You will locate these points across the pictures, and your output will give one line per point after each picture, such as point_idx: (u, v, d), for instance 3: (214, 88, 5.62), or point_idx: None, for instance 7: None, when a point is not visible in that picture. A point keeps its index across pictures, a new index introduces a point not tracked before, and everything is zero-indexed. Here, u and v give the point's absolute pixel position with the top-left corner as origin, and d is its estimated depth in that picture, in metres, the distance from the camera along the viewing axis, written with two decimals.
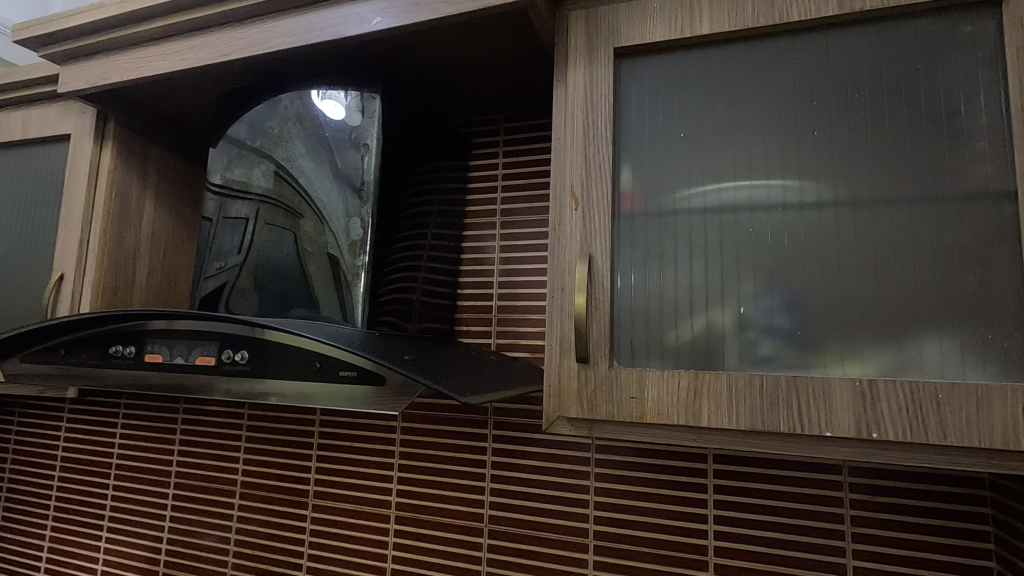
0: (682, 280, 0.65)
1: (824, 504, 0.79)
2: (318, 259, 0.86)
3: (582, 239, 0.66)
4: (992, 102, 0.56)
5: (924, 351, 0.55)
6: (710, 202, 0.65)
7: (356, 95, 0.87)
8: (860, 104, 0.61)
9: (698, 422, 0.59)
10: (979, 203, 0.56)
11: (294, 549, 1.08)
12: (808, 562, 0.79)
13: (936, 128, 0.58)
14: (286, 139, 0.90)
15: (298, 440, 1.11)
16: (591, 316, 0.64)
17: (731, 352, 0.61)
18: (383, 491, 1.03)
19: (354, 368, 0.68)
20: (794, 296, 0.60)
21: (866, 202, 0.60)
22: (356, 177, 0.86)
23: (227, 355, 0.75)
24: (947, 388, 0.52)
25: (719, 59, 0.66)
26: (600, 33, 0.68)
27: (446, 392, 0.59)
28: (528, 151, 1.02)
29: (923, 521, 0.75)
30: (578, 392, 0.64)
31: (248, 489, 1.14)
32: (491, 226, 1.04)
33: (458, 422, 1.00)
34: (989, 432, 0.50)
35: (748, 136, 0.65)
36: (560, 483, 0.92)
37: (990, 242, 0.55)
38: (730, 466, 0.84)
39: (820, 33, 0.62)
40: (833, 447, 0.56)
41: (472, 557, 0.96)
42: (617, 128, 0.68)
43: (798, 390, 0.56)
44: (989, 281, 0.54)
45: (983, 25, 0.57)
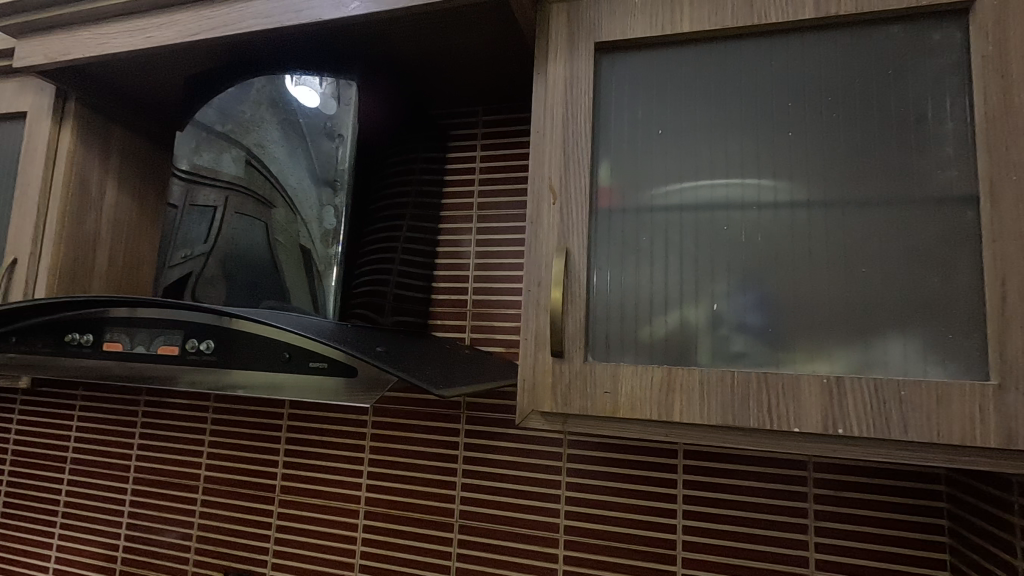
0: (658, 276, 0.65)
1: (790, 498, 0.81)
2: (290, 249, 0.84)
3: (560, 233, 0.66)
4: (958, 109, 0.57)
5: (888, 349, 0.57)
6: (686, 200, 0.66)
7: (332, 82, 0.86)
8: (833, 106, 0.62)
9: (670, 416, 0.59)
10: (943, 207, 0.57)
11: (259, 545, 1.06)
12: (772, 555, 0.80)
13: (905, 132, 0.60)
14: (257, 125, 0.87)
15: (265, 434, 1.09)
16: (567, 310, 0.64)
17: (704, 348, 0.62)
18: (351, 486, 1.02)
19: (324, 359, 0.66)
20: (766, 294, 0.61)
21: (836, 203, 0.61)
22: (331, 167, 0.85)
23: (191, 345, 0.72)
24: (909, 385, 0.53)
25: (698, 58, 0.67)
26: (581, 26, 0.68)
27: (419, 384, 0.59)
28: (506, 145, 1.02)
29: (882, 515, 0.77)
30: (552, 386, 0.63)
31: (212, 484, 1.11)
32: (467, 219, 1.03)
33: (430, 417, 0.99)
34: (947, 428, 0.52)
35: (724, 135, 0.66)
36: (531, 478, 0.92)
37: (952, 244, 0.56)
38: (699, 461, 0.85)
39: (797, 35, 0.63)
40: (800, 442, 0.57)
41: (441, 553, 0.95)
42: (596, 123, 0.68)
43: (769, 386, 0.57)
44: (951, 282, 0.56)
45: (951, 33, 0.58)
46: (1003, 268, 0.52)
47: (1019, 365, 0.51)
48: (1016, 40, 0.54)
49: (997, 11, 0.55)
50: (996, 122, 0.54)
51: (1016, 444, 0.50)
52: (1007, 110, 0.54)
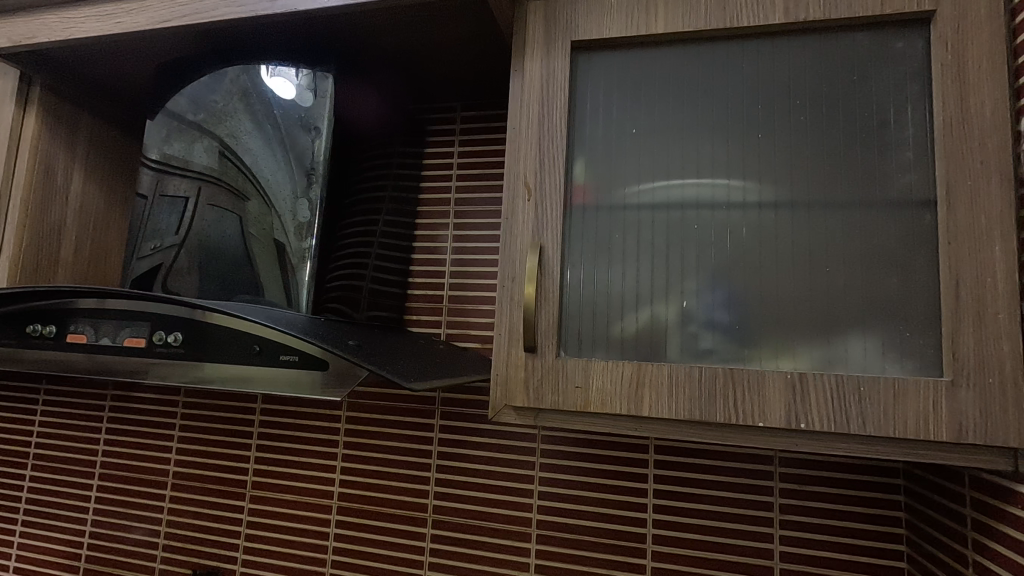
0: (630, 274, 0.66)
1: (757, 492, 0.83)
2: (264, 243, 0.83)
3: (534, 230, 0.66)
4: (918, 115, 0.59)
5: (850, 346, 0.59)
6: (658, 198, 0.67)
7: (310, 74, 0.85)
8: (801, 110, 0.64)
9: (639, 411, 0.60)
10: (903, 209, 0.59)
11: (229, 541, 1.05)
12: (738, 548, 0.82)
13: (868, 136, 0.61)
14: (230, 115, 0.86)
15: (237, 429, 1.07)
16: (540, 306, 0.65)
17: (674, 345, 0.63)
18: (324, 482, 1.01)
19: (296, 353, 0.66)
20: (734, 292, 0.63)
21: (802, 204, 0.63)
22: (306, 160, 0.85)
23: (158, 337, 0.71)
24: (868, 381, 0.55)
25: (672, 60, 0.68)
26: (557, 25, 0.69)
27: (391, 378, 0.59)
28: (484, 141, 1.02)
29: (844, 508, 0.80)
30: (525, 380, 0.64)
31: (181, 479, 1.09)
32: (444, 214, 1.02)
33: (404, 412, 0.99)
34: (903, 422, 0.54)
35: (696, 136, 0.67)
36: (505, 472, 0.93)
37: (911, 246, 0.58)
38: (670, 456, 0.86)
39: (768, 39, 0.65)
40: (765, 436, 0.58)
41: (414, 548, 0.95)
42: (572, 121, 0.69)
43: (734, 382, 0.58)
44: (909, 283, 0.58)
45: (913, 42, 0.60)
46: (957, 270, 0.54)
47: (970, 363, 0.53)
48: (972, 49, 0.56)
49: (955, 20, 0.57)
50: (953, 129, 0.56)
51: (966, 438, 0.52)
52: (963, 117, 0.56)
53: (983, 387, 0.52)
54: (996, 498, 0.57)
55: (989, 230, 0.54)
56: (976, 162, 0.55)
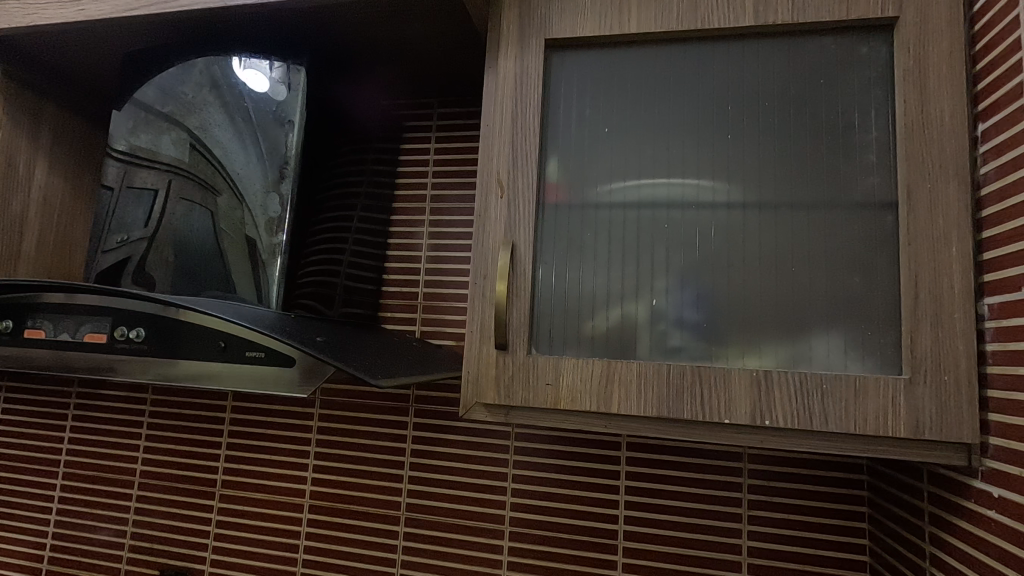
0: (601, 272, 0.67)
1: (726, 489, 0.84)
2: (234, 238, 0.82)
3: (506, 227, 0.66)
4: (882, 118, 0.61)
5: (814, 345, 0.60)
6: (629, 197, 0.67)
7: (283, 67, 0.84)
8: (770, 111, 0.65)
9: (608, 408, 0.61)
10: (866, 211, 0.60)
11: (197, 541, 1.03)
12: (708, 543, 0.83)
13: (834, 138, 0.63)
14: (200, 106, 0.84)
15: (207, 427, 1.05)
16: (511, 304, 0.65)
17: (644, 343, 0.63)
18: (296, 480, 1.00)
19: (263, 349, 0.65)
20: (703, 291, 0.63)
21: (770, 205, 0.64)
22: (278, 154, 0.83)
23: (120, 333, 0.70)
24: (830, 379, 0.56)
25: (645, 59, 0.68)
26: (531, 23, 0.69)
27: (357, 374, 0.59)
28: (461, 137, 1.02)
29: (810, 504, 0.82)
30: (495, 377, 0.64)
31: (149, 479, 1.07)
32: (419, 211, 1.02)
33: (378, 410, 0.98)
34: (864, 419, 0.55)
35: (667, 136, 0.67)
36: (478, 470, 0.93)
37: (874, 246, 0.60)
38: (642, 453, 0.87)
39: (738, 41, 0.65)
40: (730, 432, 0.59)
41: (386, 546, 0.95)
42: (545, 119, 0.69)
43: (701, 379, 0.59)
44: (872, 283, 0.59)
45: (877, 47, 0.62)
46: (916, 271, 0.56)
47: (927, 361, 0.54)
48: (933, 55, 0.58)
49: (917, 27, 0.58)
50: (914, 132, 0.57)
51: (923, 434, 0.53)
52: (924, 121, 0.57)
53: (939, 385, 0.54)
54: (952, 492, 0.59)
55: (947, 232, 0.55)
56: (936, 165, 0.56)
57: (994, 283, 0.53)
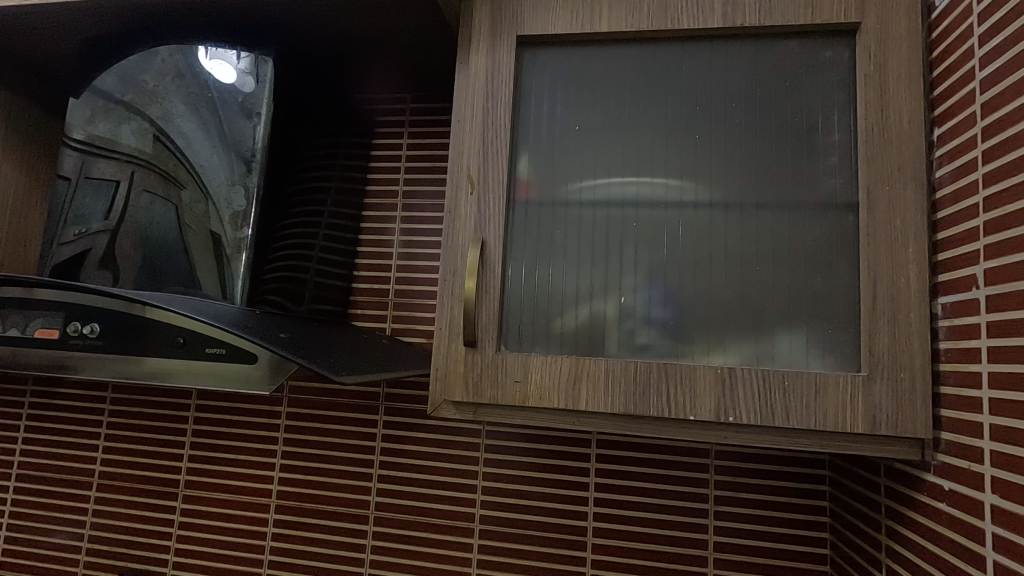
0: (570, 270, 0.67)
1: (693, 485, 0.85)
2: (198, 233, 0.80)
3: (476, 223, 0.66)
4: (844, 121, 0.62)
5: (777, 343, 0.61)
6: (599, 195, 0.68)
7: (250, 57, 0.82)
8: (737, 112, 0.66)
9: (575, 405, 0.61)
10: (828, 212, 0.62)
11: (159, 543, 1.00)
12: (675, 539, 0.85)
13: (798, 139, 0.64)
14: (162, 96, 0.81)
15: (169, 426, 1.02)
16: (480, 301, 0.64)
17: (612, 340, 0.64)
18: (262, 479, 0.98)
19: (223, 346, 0.64)
20: (670, 290, 0.64)
21: (736, 204, 0.65)
22: (245, 146, 0.81)
23: (73, 328, 0.67)
24: (792, 376, 0.57)
25: (616, 59, 0.68)
26: (503, 19, 0.69)
27: (320, 371, 0.58)
28: (434, 133, 1.01)
29: (774, 499, 0.83)
30: (463, 374, 0.64)
31: (108, 480, 1.04)
32: (391, 207, 1.00)
33: (347, 408, 0.96)
34: (823, 415, 0.56)
35: (637, 135, 0.68)
36: (449, 468, 0.92)
37: (835, 246, 0.61)
38: (612, 450, 0.88)
39: (707, 43, 0.66)
40: (695, 429, 0.60)
41: (354, 546, 0.93)
42: (516, 116, 0.69)
43: (668, 377, 0.60)
44: (833, 282, 0.61)
45: (840, 51, 0.63)
46: (875, 270, 0.57)
47: (884, 359, 0.56)
48: (893, 61, 0.59)
49: (878, 33, 0.60)
50: (874, 136, 0.59)
51: (879, 429, 0.55)
52: (883, 125, 0.59)
53: (895, 381, 0.55)
54: (907, 486, 0.60)
55: (904, 233, 0.57)
56: (895, 167, 0.58)
57: (947, 284, 0.55)
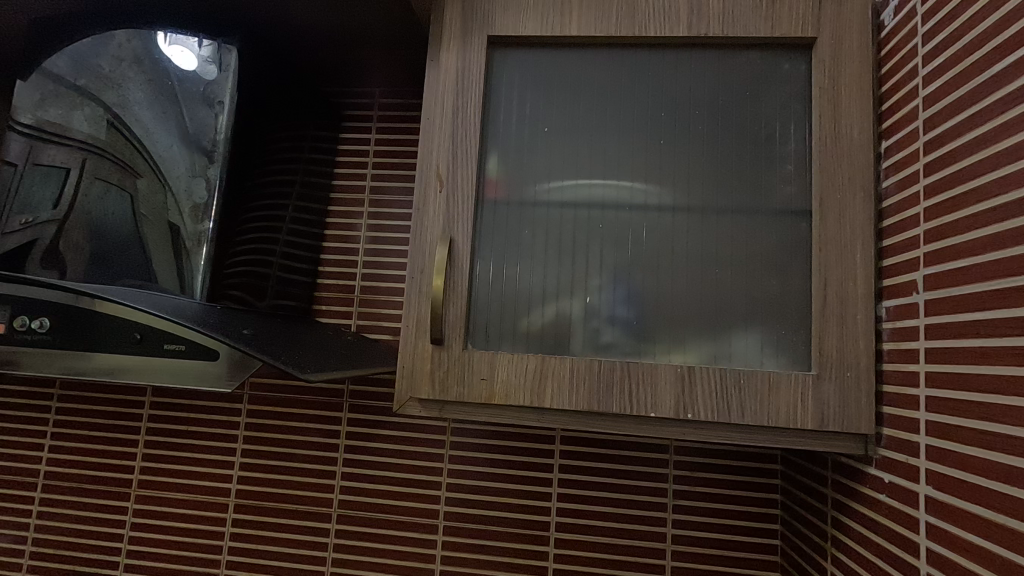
0: (537, 269, 0.68)
1: (654, 480, 0.88)
2: (156, 224, 0.77)
3: (445, 221, 0.66)
4: (800, 131, 0.65)
5: (734, 342, 0.63)
6: (567, 196, 0.69)
7: (212, 45, 0.80)
8: (700, 119, 0.68)
9: (540, 402, 0.62)
10: (784, 218, 0.65)
11: (110, 545, 0.97)
12: (635, 532, 0.87)
13: (757, 148, 0.66)
14: (119, 82, 0.78)
15: (122, 424, 0.99)
16: (448, 298, 0.64)
17: (577, 339, 0.65)
18: (220, 478, 0.96)
19: (182, 342, 0.63)
20: (634, 290, 0.66)
21: (698, 208, 0.67)
22: (207, 136, 0.80)
23: (20, 322, 0.65)
24: (748, 374, 0.60)
25: (585, 62, 0.70)
26: (474, 18, 0.69)
27: (285, 369, 0.57)
28: (403, 130, 1.00)
29: (729, 493, 0.86)
30: (430, 372, 0.64)
31: (54, 480, 0.99)
32: (358, 202, 0.99)
33: (310, 405, 0.95)
34: (776, 411, 0.59)
35: (604, 138, 0.69)
36: (414, 465, 0.92)
37: (789, 251, 0.64)
38: (575, 446, 0.89)
39: (673, 50, 0.68)
40: (656, 425, 0.62)
41: (316, 544, 0.92)
42: (486, 116, 0.69)
43: (630, 374, 0.61)
44: (786, 284, 0.63)
45: (797, 64, 0.66)
46: (825, 275, 0.60)
47: (832, 358, 0.59)
48: (845, 75, 0.62)
49: (832, 48, 0.63)
50: (827, 146, 0.62)
51: (827, 425, 0.58)
52: (836, 136, 0.62)
53: (842, 380, 0.58)
54: (851, 479, 0.64)
55: (853, 240, 0.60)
56: (846, 177, 0.61)
57: (891, 288, 0.58)
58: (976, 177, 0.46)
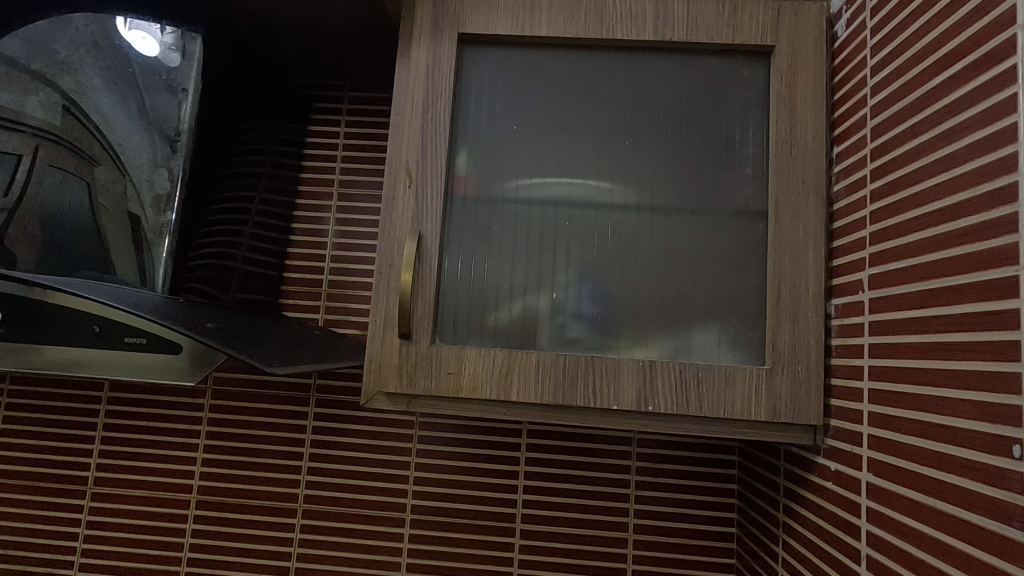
0: (505, 265, 0.69)
1: (617, 471, 0.90)
2: (115, 215, 0.76)
3: (414, 216, 0.67)
4: (758, 136, 0.68)
5: (694, 338, 0.66)
6: (535, 194, 0.70)
7: (176, 32, 0.79)
8: (664, 121, 0.70)
9: (507, 396, 0.63)
10: (741, 219, 0.67)
11: (64, 544, 0.94)
12: (599, 522, 0.89)
13: (717, 151, 0.69)
14: (75, 67, 0.76)
15: (77, 420, 0.96)
16: (416, 293, 0.65)
17: (544, 334, 0.67)
18: (182, 474, 0.94)
19: (143, 335, 0.62)
20: (599, 287, 0.68)
21: (661, 208, 0.69)
22: (170, 125, 0.78)
23: None
24: (705, 368, 0.62)
25: (554, 63, 0.71)
26: (445, 15, 0.69)
27: (250, 362, 0.57)
28: (372, 123, 1.00)
29: (689, 483, 0.90)
30: (398, 367, 0.65)
31: (4, 478, 0.96)
32: (326, 196, 0.99)
33: (275, 400, 0.94)
34: (733, 403, 0.61)
35: (572, 137, 0.71)
36: (381, 459, 0.92)
37: (747, 251, 0.67)
38: (542, 439, 0.91)
39: (639, 54, 0.70)
40: (618, 417, 0.64)
41: (281, 540, 0.92)
42: (455, 113, 0.70)
43: (594, 368, 0.63)
44: (743, 282, 0.66)
45: (756, 71, 0.69)
46: (780, 274, 0.63)
47: (785, 354, 0.62)
48: (800, 83, 0.65)
49: (789, 57, 0.66)
50: (783, 150, 0.64)
51: (779, 416, 0.61)
52: (791, 140, 0.64)
53: (793, 374, 0.61)
54: (802, 468, 0.67)
55: (805, 241, 0.63)
56: (799, 180, 0.64)
57: (839, 287, 0.61)
58: (916, 183, 0.50)
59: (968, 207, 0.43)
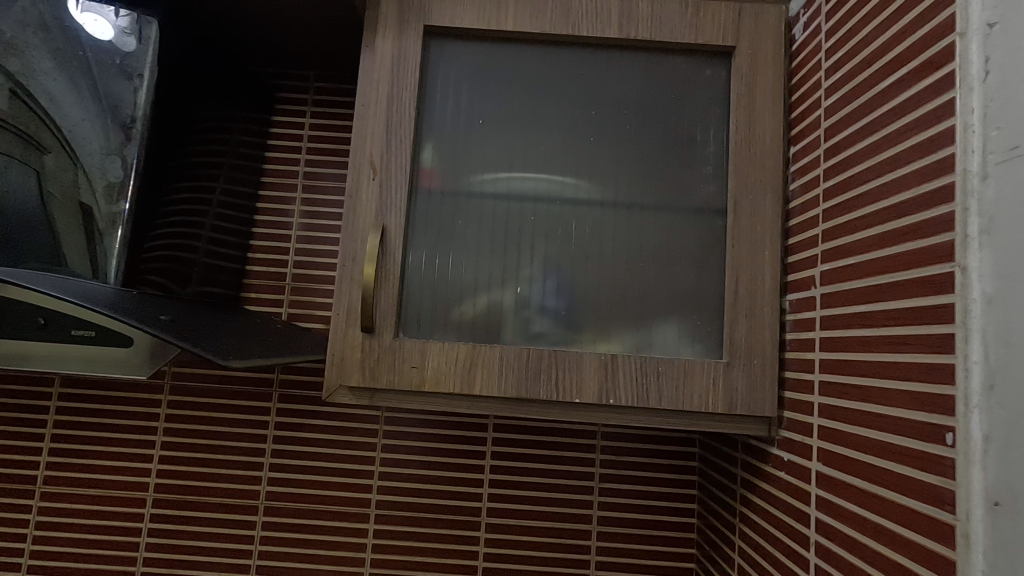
0: (470, 259, 0.69)
1: (582, 464, 0.91)
2: (65, 204, 0.73)
3: (378, 209, 0.66)
4: (719, 134, 0.69)
5: (655, 333, 0.67)
6: (501, 188, 0.70)
7: (130, 16, 0.77)
8: (628, 118, 0.71)
9: (470, 389, 0.64)
10: (702, 216, 0.69)
11: (12, 546, 0.91)
12: (563, 515, 0.90)
13: (680, 149, 0.70)
14: (20, 48, 0.72)
15: (25, 418, 0.92)
16: (379, 287, 0.65)
17: (509, 328, 0.67)
18: (137, 472, 0.91)
19: (91, 328, 0.60)
20: (564, 281, 0.68)
21: (624, 204, 0.70)
22: (124, 111, 0.76)
23: None
24: (666, 361, 0.64)
25: (520, 58, 0.71)
26: (410, 7, 0.69)
27: (206, 356, 0.56)
28: (338, 114, 0.98)
29: (652, 475, 0.91)
30: (360, 361, 0.64)
31: None
32: (290, 188, 0.97)
33: (237, 395, 0.92)
34: (691, 396, 0.63)
35: (538, 132, 0.71)
36: (345, 455, 0.91)
37: (707, 247, 0.68)
38: (508, 433, 0.91)
39: (604, 51, 0.71)
40: (580, 410, 0.65)
41: (242, 538, 0.90)
42: (421, 106, 0.70)
43: (557, 362, 0.64)
44: (703, 278, 0.68)
45: (718, 71, 0.70)
46: (738, 270, 0.65)
47: (742, 348, 0.63)
48: (759, 84, 0.67)
49: (748, 58, 0.67)
50: (742, 149, 0.66)
51: (735, 408, 0.63)
52: (750, 140, 0.66)
53: (749, 367, 0.63)
54: (758, 459, 0.69)
55: (762, 238, 0.65)
56: (757, 179, 0.65)
57: (793, 283, 0.63)
58: (864, 183, 0.51)
59: (909, 206, 0.45)
